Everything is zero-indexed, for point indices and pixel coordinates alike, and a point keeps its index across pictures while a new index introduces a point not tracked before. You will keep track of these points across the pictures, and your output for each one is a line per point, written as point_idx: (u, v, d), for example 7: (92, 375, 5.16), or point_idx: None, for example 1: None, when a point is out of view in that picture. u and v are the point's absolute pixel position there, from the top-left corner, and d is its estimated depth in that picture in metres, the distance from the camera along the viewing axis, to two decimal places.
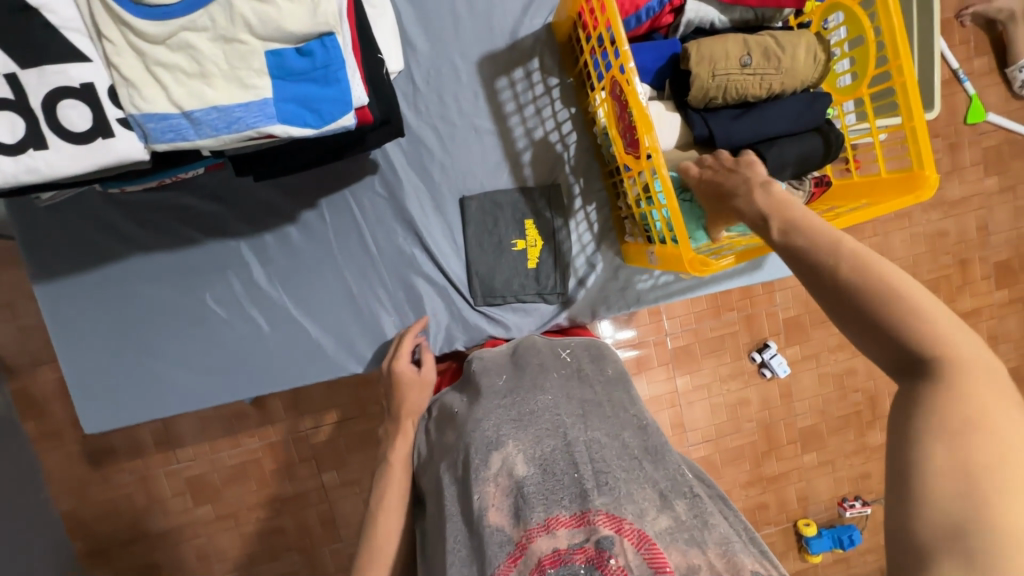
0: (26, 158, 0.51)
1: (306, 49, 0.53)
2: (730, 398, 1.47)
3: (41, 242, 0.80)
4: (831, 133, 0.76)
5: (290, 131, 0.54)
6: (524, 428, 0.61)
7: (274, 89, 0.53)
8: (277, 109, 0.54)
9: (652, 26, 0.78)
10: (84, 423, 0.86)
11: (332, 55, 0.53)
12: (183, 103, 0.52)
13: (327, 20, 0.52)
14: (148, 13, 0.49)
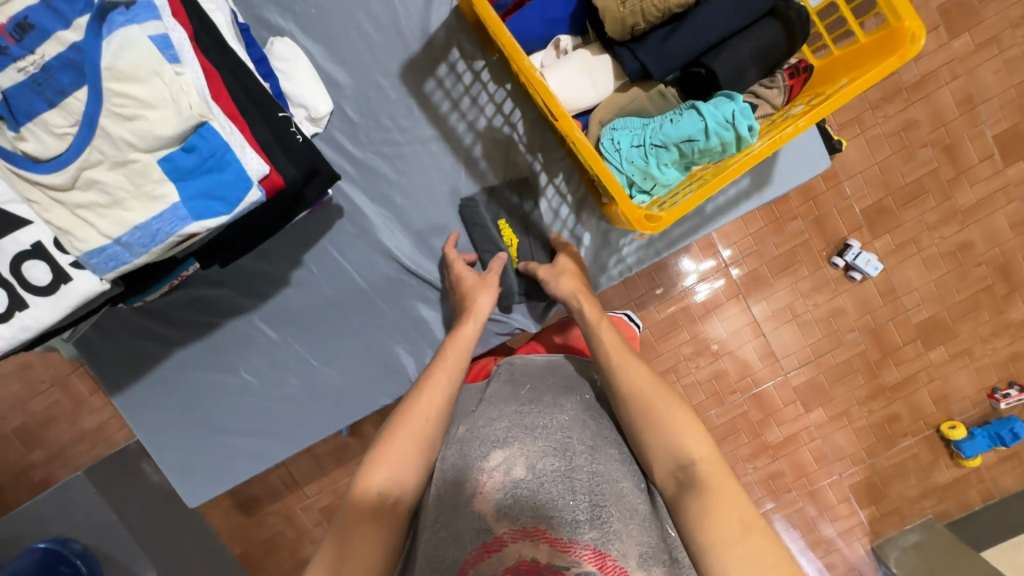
0: (16, 320, 0.58)
1: (189, 146, 0.55)
2: (820, 313, 1.30)
3: (108, 361, 0.93)
4: (788, 12, 0.64)
5: (206, 225, 0.57)
6: (533, 435, 0.60)
7: (179, 192, 0.56)
8: (187, 209, 0.56)
9: None
10: (187, 500, 0.99)
11: (214, 143, 0.56)
12: (110, 232, 0.56)
13: (194, 112, 0.54)
14: (47, 167, 0.54)
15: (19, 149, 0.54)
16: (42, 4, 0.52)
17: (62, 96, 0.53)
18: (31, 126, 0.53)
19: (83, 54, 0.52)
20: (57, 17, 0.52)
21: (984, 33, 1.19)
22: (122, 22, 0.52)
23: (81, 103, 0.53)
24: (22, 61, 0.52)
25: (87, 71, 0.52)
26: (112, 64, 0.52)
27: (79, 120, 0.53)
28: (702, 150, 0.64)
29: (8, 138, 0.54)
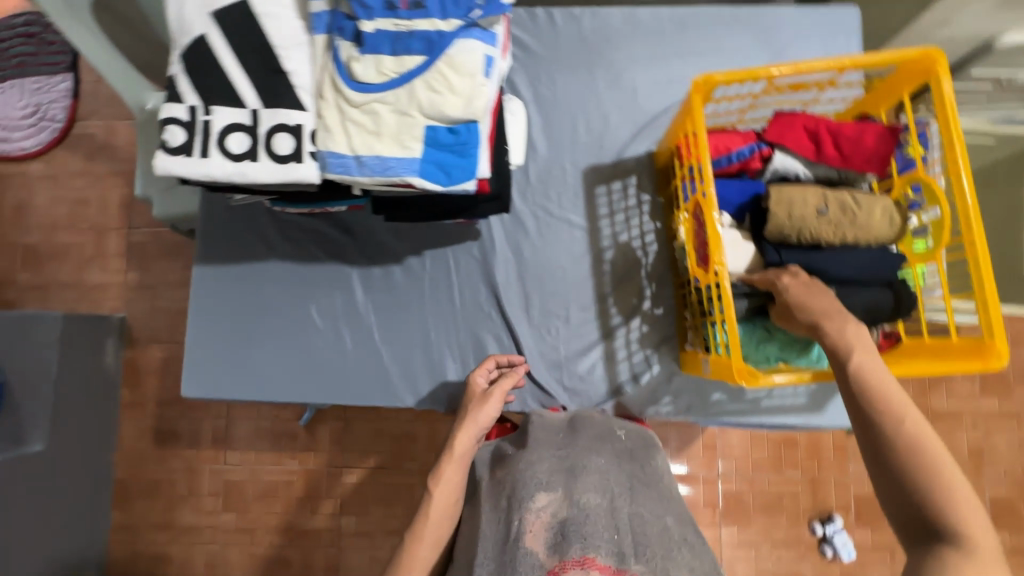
0: (243, 165, 0.69)
1: (455, 130, 0.69)
2: (779, 569, 1.31)
3: (215, 237, 1.02)
4: (905, 290, 0.79)
5: (425, 184, 0.70)
6: (573, 478, 0.71)
7: (424, 153, 0.70)
8: (419, 166, 0.70)
9: (741, 167, 0.88)
10: (182, 390, 1.00)
11: (472, 138, 0.70)
12: (357, 149, 0.69)
13: (476, 112, 0.69)
14: (357, 86, 0.68)
15: (348, 65, 0.68)
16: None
17: (406, 52, 0.67)
18: (369, 56, 0.67)
19: (439, 38, 0.67)
20: (442, 8, 0.67)
21: (1010, 407, 1.35)
22: (475, 35, 0.67)
23: (413, 64, 0.67)
24: (401, 20, 0.66)
25: (434, 48, 0.66)
26: (451, 54, 0.66)
27: (403, 73, 0.67)
28: None
29: (348, 54, 0.68)
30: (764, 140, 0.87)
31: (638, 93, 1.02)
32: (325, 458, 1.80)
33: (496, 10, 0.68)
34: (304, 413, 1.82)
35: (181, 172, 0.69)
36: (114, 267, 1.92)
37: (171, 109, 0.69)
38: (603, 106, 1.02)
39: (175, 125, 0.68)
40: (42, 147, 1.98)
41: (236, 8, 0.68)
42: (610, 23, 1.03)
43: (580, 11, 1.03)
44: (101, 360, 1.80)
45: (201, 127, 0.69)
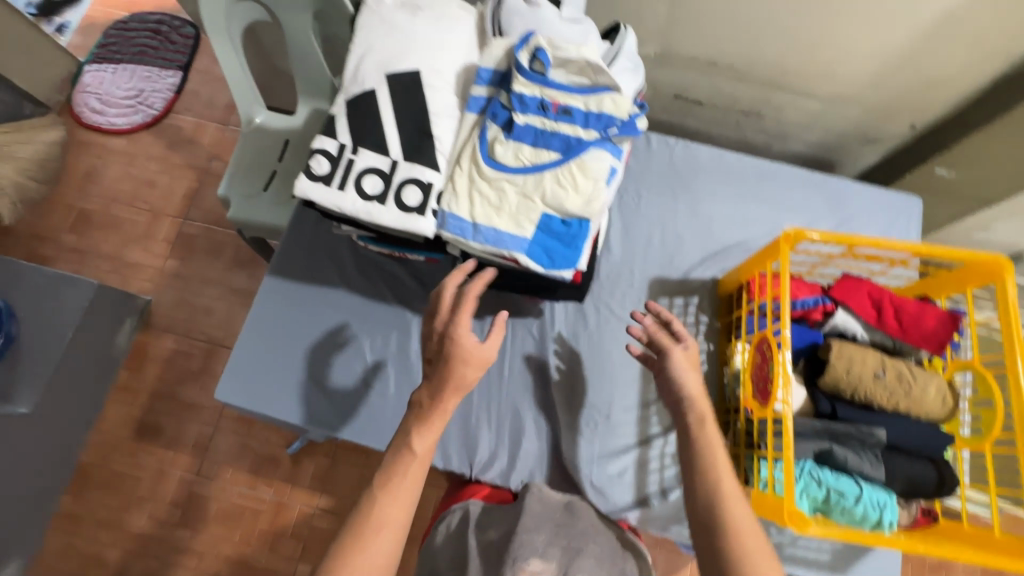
0: (371, 205, 0.76)
1: (568, 222, 0.76)
2: None
3: (295, 254, 1.07)
4: (947, 471, 0.81)
5: (529, 262, 0.76)
6: (568, 555, 0.82)
7: (536, 234, 0.76)
8: (527, 245, 0.76)
9: (802, 314, 0.93)
10: (217, 392, 1.00)
11: (581, 232, 0.76)
12: (476, 217, 0.75)
13: (591, 212, 0.75)
14: (493, 164, 0.75)
15: (490, 144, 0.76)
16: (586, 111, 0.74)
17: (544, 147, 0.75)
18: (511, 141, 0.75)
19: (577, 143, 0.75)
20: (585, 119, 0.75)
21: None
22: (608, 149, 0.76)
23: (548, 158, 0.75)
24: (548, 120, 0.75)
25: (570, 150, 0.74)
26: (584, 158, 0.74)
27: (537, 163, 0.75)
28: (848, 507, 0.78)
29: (493, 135, 0.76)
30: (828, 296, 0.93)
31: (713, 223, 1.11)
32: (299, 494, 1.72)
33: (629, 132, 0.76)
34: (293, 442, 1.75)
35: (315, 197, 0.75)
36: (157, 252, 1.97)
37: (323, 142, 0.77)
38: (679, 226, 1.11)
39: (323, 156, 0.76)
40: (131, 127, 2.10)
41: (408, 75, 0.77)
42: (699, 157, 1.14)
43: (675, 141, 1.15)
44: (114, 337, 1.79)
45: (345, 164, 0.76)
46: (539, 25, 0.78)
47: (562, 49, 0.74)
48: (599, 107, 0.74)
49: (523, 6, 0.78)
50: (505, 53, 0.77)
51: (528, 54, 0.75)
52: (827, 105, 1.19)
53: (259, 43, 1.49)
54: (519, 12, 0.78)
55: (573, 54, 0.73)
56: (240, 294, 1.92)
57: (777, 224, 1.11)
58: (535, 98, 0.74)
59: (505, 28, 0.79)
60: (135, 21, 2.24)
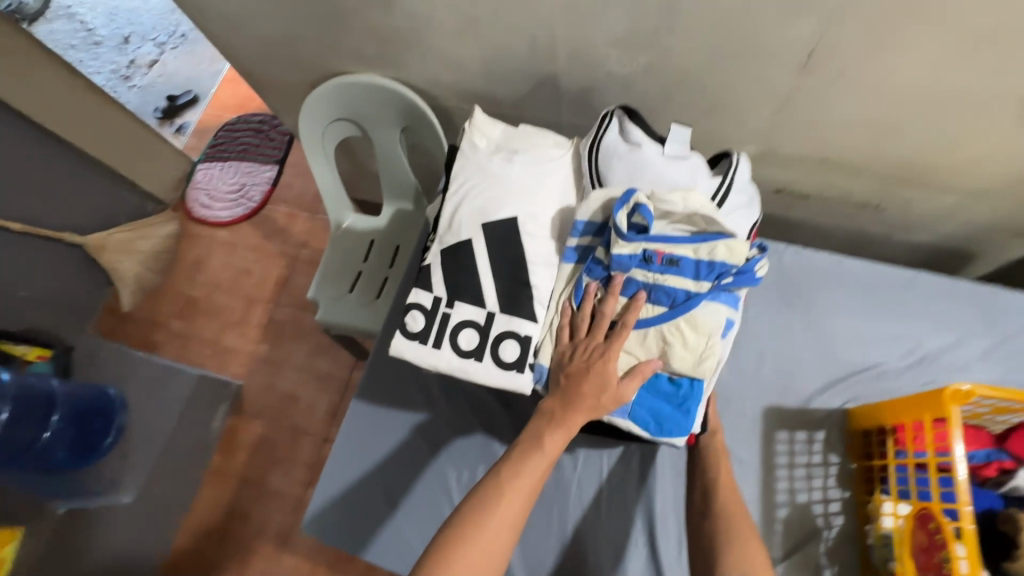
0: (468, 361, 0.73)
1: (677, 382, 0.73)
2: None
3: (382, 376, 1.05)
4: None
5: (633, 428, 0.74)
6: None
7: (642, 400, 0.74)
8: (632, 410, 0.74)
9: (970, 468, 0.77)
10: (304, 525, 0.98)
11: (692, 395, 0.72)
12: None
13: (702, 372, 0.71)
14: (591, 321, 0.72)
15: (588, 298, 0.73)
16: (697, 260, 0.70)
17: (648, 303, 0.71)
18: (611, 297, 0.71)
19: (686, 297, 0.70)
20: (695, 270, 0.70)
21: None
22: (721, 300, 0.71)
23: (652, 315, 0.72)
24: (652, 272, 0.71)
25: (678, 307, 0.70)
26: (695, 313, 0.70)
27: (641, 317, 0.72)
28: None
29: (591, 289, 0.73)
30: (1006, 450, 0.76)
31: (837, 341, 0.97)
32: None
33: (745, 280, 0.70)
34: None
35: (411, 355, 0.74)
36: (251, 336, 2.08)
37: (418, 295, 0.75)
38: (796, 344, 0.98)
39: (419, 311, 0.74)
40: (233, 218, 2.28)
41: (505, 223, 0.76)
42: (814, 264, 1.02)
43: (785, 247, 1.04)
44: (210, 423, 1.88)
45: (440, 318, 0.74)
46: (641, 169, 0.75)
47: (666, 202, 0.70)
48: (712, 257, 0.70)
49: (624, 148, 0.77)
50: (602, 202, 0.73)
51: (626, 210, 0.71)
52: (963, 198, 1.05)
53: (349, 150, 1.57)
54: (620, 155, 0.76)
55: (679, 207, 0.69)
56: (323, 378, 1.97)
57: (914, 342, 0.96)
58: (638, 254, 0.71)
59: (604, 171, 0.77)
60: (240, 121, 2.48)
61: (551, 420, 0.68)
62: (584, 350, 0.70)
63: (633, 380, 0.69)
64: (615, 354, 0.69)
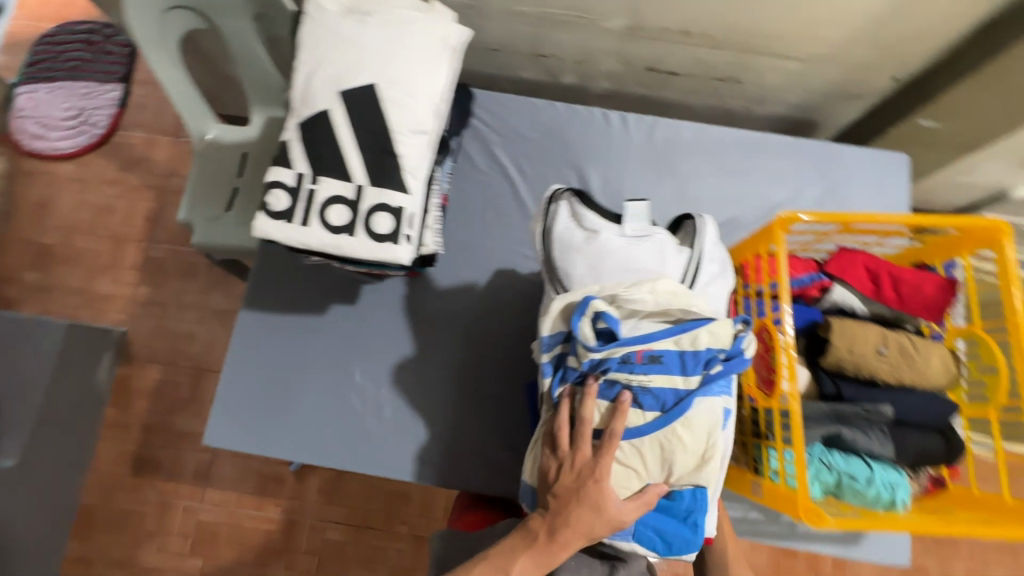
0: (340, 237, 0.71)
1: (677, 493, 0.80)
2: None
3: (268, 282, 1.03)
4: (954, 439, 0.81)
5: (640, 548, 0.82)
6: None
7: (647, 522, 0.81)
8: (638, 529, 0.82)
9: (799, 292, 0.91)
10: (206, 438, 0.96)
11: (694, 504, 0.80)
12: None
13: (703, 474, 0.79)
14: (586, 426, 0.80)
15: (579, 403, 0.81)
16: (678, 353, 0.80)
17: (637, 403, 0.80)
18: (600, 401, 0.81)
19: (676, 398, 0.79)
20: (680, 364, 0.80)
21: None
22: (712, 390, 0.80)
23: (640, 418, 0.79)
24: (635, 371, 0.80)
25: (668, 412, 0.78)
26: (688, 414, 0.78)
27: (635, 425, 0.79)
28: (876, 494, 0.76)
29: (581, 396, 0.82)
30: (825, 272, 0.90)
31: (700, 202, 1.07)
32: (312, 509, 1.71)
33: (734, 364, 0.79)
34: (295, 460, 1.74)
35: (279, 236, 0.70)
36: (127, 280, 1.88)
37: (278, 173, 0.71)
38: (666, 209, 1.07)
39: (281, 189, 0.70)
40: (77, 149, 1.97)
41: (362, 90, 0.72)
42: (680, 134, 1.09)
43: (655, 119, 1.10)
44: (94, 375, 1.72)
45: (306, 195, 0.71)
46: (601, 261, 0.83)
47: (633, 300, 0.79)
48: (693, 344, 0.79)
49: (579, 239, 0.86)
50: (570, 306, 0.81)
51: (587, 320, 0.79)
52: (807, 63, 1.14)
53: (199, 52, 1.38)
54: (578, 248, 0.85)
55: (648, 302, 0.78)
56: (221, 314, 1.85)
57: (763, 196, 1.08)
58: (615, 359, 0.79)
59: (566, 266, 0.85)
60: (62, 31, 2.06)
61: (537, 539, 0.80)
62: (577, 475, 0.79)
63: (631, 500, 0.78)
64: (606, 473, 0.78)
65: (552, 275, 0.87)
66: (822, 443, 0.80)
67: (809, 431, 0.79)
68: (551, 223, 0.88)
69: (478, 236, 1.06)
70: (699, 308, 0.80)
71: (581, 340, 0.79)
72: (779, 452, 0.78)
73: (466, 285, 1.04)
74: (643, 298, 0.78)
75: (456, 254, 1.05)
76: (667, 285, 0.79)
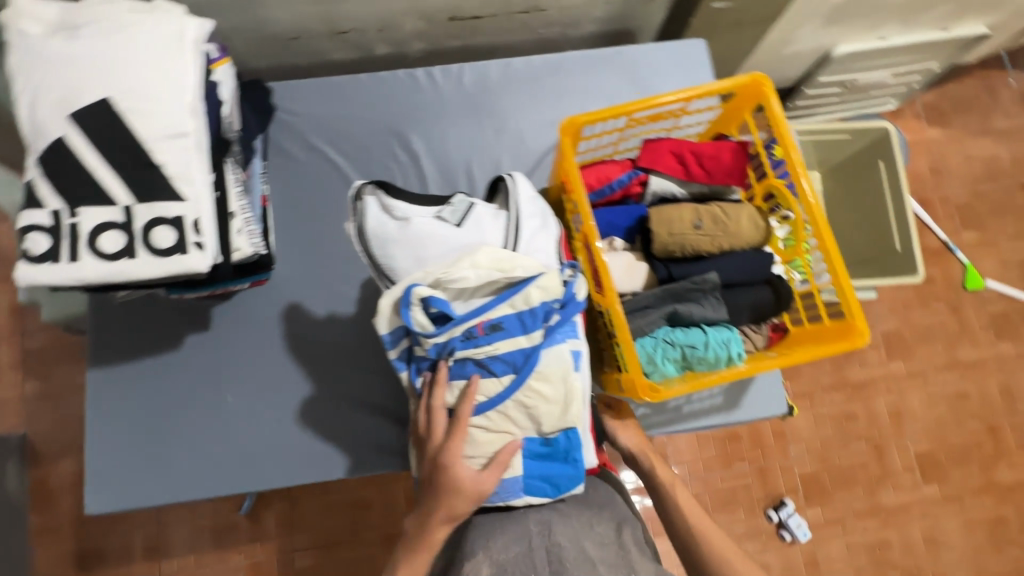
0: (120, 263, 0.69)
1: (551, 439, 0.76)
2: (743, 496, 1.65)
3: (111, 335, 0.98)
4: (782, 286, 0.86)
5: (533, 500, 0.76)
6: (497, 544, 0.70)
7: (530, 472, 0.75)
8: (524, 483, 0.75)
9: (625, 193, 0.94)
10: (88, 507, 0.93)
11: (571, 444, 0.75)
12: None
13: (570, 417, 0.74)
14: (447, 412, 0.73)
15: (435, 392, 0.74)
16: (517, 315, 0.71)
17: (489, 374, 0.73)
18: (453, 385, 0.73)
19: (525, 357, 0.72)
20: (521, 324, 0.72)
21: (912, 366, 1.75)
22: (558, 338, 0.74)
23: (497, 385, 0.72)
24: (481, 345, 0.72)
25: (520, 368, 0.72)
26: (540, 367, 0.72)
27: (492, 394, 0.73)
28: (714, 355, 0.81)
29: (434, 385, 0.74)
30: (638, 167, 0.93)
31: (524, 135, 1.08)
32: (278, 548, 1.58)
33: (570, 310, 0.75)
34: (242, 501, 1.59)
35: (52, 279, 0.68)
36: None
37: (31, 217, 0.68)
38: (493, 151, 1.08)
39: (39, 232, 0.68)
40: None
41: (96, 108, 0.68)
42: (489, 74, 1.10)
43: (460, 66, 1.09)
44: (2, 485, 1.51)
45: (69, 232, 0.68)
46: (422, 246, 0.73)
47: (455, 280, 0.70)
48: (529, 305, 0.71)
49: (393, 230, 0.74)
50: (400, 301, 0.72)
51: (418, 308, 0.69)
52: None
53: None
54: (393, 239, 0.74)
55: (471, 278, 0.69)
56: None
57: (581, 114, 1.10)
58: (456, 338, 0.71)
59: (386, 262, 0.74)
60: None
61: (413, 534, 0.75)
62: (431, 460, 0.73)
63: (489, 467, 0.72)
64: (456, 455, 0.71)
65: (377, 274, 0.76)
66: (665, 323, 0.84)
67: (649, 316, 0.84)
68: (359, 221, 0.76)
69: (316, 228, 1.04)
70: (522, 266, 0.71)
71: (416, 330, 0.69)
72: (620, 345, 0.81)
73: (317, 279, 1.02)
74: (463, 275, 0.69)
75: (299, 251, 1.03)
76: (487, 256, 0.70)
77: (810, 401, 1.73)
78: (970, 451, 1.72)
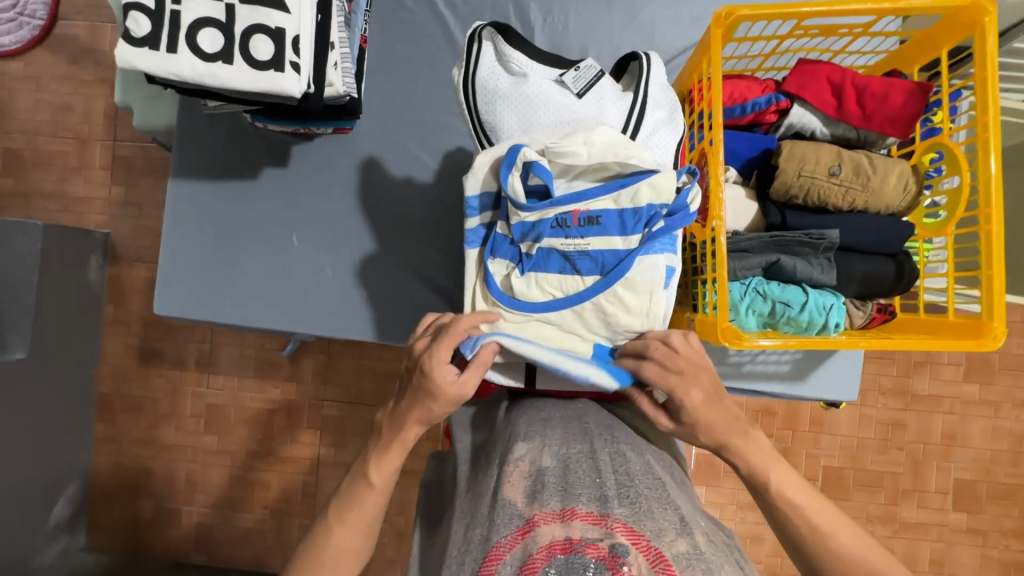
0: (214, 66, 0.65)
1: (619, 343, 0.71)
2: None
3: (195, 150, 0.97)
4: (906, 264, 0.76)
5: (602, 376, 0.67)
6: (552, 432, 0.65)
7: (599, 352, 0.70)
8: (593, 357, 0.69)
9: (756, 119, 0.82)
10: (155, 307, 0.98)
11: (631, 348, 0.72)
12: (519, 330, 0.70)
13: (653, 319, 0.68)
14: (516, 302, 0.70)
15: (507, 278, 0.72)
16: (618, 211, 0.67)
17: (572, 271, 0.69)
18: (527, 275, 0.71)
19: (617, 261, 0.68)
20: (621, 223, 0.67)
21: (988, 393, 1.60)
22: (656, 249, 0.67)
23: (579, 284, 0.69)
24: (571, 237, 0.68)
25: (608, 274, 0.67)
26: (630, 274, 0.67)
27: (571, 292, 0.69)
28: (807, 315, 0.73)
29: (506, 273, 0.72)
30: (782, 92, 0.79)
31: (655, 29, 0.94)
32: (309, 392, 1.69)
33: (676, 221, 0.66)
34: (287, 345, 1.69)
35: (145, 67, 0.64)
36: (98, 181, 1.72)
37: None
38: (616, 40, 0.95)
39: (140, 12, 0.63)
40: (21, 45, 1.68)
41: None
42: None
43: None
44: (85, 275, 1.64)
45: (169, 18, 0.64)
46: (534, 110, 0.68)
47: (565, 153, 0.65)
48: (634, 203, 0.66)
49: (505, 85, 0.69)
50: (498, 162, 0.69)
51: (519, 173, 0.67)
52: None
53: None
54: (502, 95, 0.69)
55: (582, 156, 0.64)
56: None
57: None
58: (547, 221, 0.68)
59: (492, 120, 0.70)
60: None
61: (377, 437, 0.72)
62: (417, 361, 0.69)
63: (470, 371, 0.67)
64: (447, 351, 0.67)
65: (477, 133, 0.71)
66: (763, 274, 0.76)
67: (748, 259, 0.75)
68: (471, 66, 0.70)
69: (408, 86, 0.97)
70: (638, 156, 0.66)
71: (508, 195, 0.67)
72: (709, 284, 0.73)
73: (399, 141, 0.98)
74: (576, 150, 0.64)
75: (388, 107, 0.97)
76: (603, 135, 0.66)
77: (862, 399, 1.63)
78: (1016, 493, 1.61)
